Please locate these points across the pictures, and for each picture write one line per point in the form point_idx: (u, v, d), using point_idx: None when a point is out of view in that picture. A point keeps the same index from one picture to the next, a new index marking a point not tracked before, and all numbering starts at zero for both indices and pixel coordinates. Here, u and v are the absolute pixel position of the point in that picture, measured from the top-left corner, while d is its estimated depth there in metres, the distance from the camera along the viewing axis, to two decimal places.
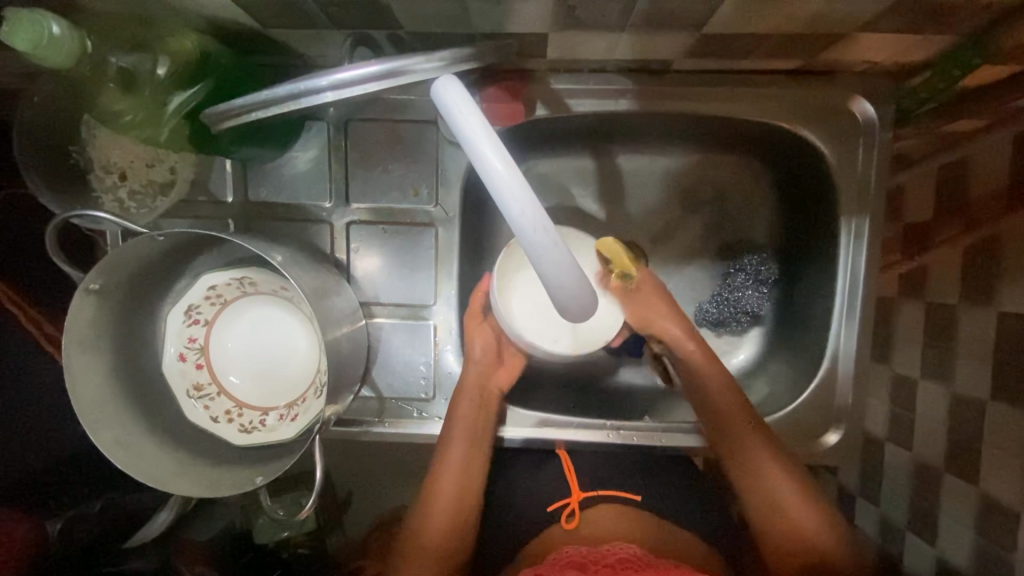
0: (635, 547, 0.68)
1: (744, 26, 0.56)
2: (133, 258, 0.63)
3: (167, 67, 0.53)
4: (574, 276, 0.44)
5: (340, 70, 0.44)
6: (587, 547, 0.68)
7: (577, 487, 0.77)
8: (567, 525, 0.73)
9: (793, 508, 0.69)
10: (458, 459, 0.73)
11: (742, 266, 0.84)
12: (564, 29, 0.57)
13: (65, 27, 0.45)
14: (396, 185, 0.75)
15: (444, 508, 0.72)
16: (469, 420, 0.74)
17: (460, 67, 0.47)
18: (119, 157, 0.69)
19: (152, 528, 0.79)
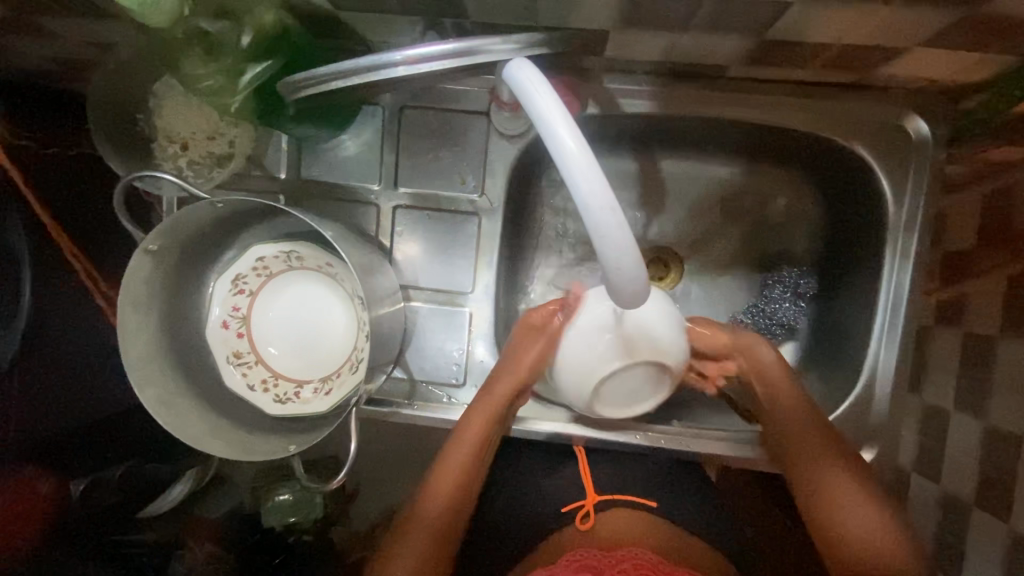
0: (646, 554, 0.68)
1: (804, 35, 0.57)
2: (189, 224, 0.65)
3: (251, 39, 0.57)
4: (633, 256, 0.41)
5: (415, 48, 0.46)
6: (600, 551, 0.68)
7: (593, 491, 0.77)
8: (581, 526, 0.75)
9: (855, 521, 0.61)
10: (478, 446, 0.71)
11: (778, 279, 0.84)
12: (626, 27, 0.58)
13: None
14: (443, 173, 0.76)
15: (447, 485, 0.70)
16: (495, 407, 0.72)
17: (534, 51, 0.48)
18: (182, 128, 0.73)
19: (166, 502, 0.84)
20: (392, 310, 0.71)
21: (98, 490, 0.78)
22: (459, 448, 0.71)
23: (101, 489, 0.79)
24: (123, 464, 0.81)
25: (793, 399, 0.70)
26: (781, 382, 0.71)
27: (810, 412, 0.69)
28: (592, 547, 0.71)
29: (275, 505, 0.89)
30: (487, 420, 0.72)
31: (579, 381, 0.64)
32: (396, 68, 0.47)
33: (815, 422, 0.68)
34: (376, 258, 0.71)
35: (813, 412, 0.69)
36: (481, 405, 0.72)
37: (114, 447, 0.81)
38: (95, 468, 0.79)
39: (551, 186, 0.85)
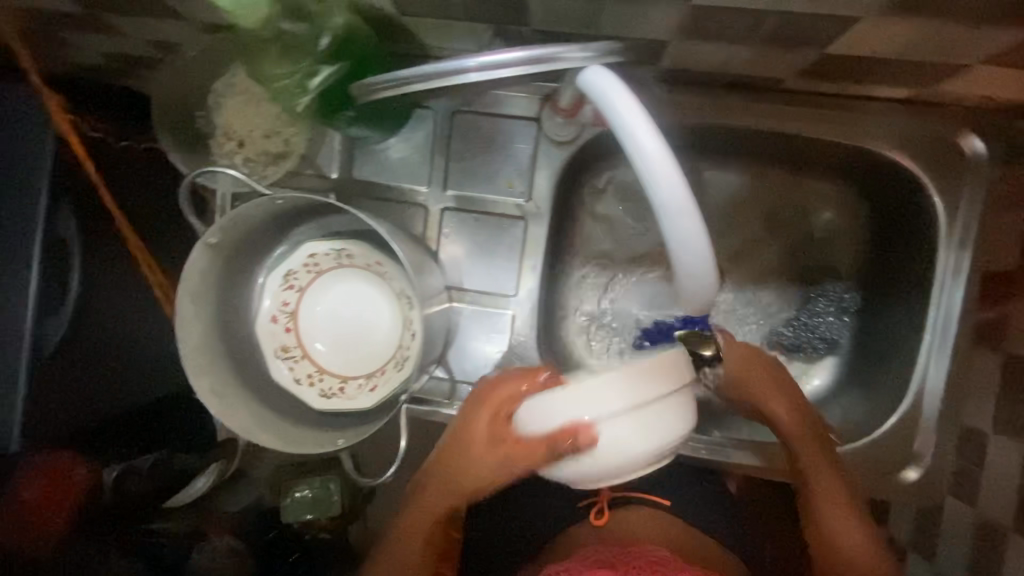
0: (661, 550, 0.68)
1: (860, 50, 0.57)
2: (247, 218, 0.67)
3: (329, 40, 0.58)
4: (707, 261, 0.42)
5: (489, 56, 0.48)
6: (617, 549, 0.68)
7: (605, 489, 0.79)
8: (595, 521, 0.77)
9: (860, 563, 0.64)
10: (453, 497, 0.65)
11: (823, 292, 0.83)
12: (687, 39, 0.59)
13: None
14: (492, 176, 0.77)
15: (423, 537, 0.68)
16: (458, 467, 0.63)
17: (609, 58, 0.48)
18: (241, 127, 0.76)
19: (190, 493, 0.92)
20: (435, 310, 0.72)
21: (129, 478, 0.79)
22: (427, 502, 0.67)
23: (132, 477, 0.79)
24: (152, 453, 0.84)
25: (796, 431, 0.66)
26: (788, 403, 0.66)
27: (811, 443, 0.66)
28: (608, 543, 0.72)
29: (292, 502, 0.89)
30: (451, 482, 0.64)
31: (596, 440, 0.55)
32: (472, 74, 0.49)
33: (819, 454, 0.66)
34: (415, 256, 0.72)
35: (817, 439, 0.67)
36: (451, 468, 0.64)
37: (140, 437, 0.82)
38: (124, 455, 0.79)
39: (593, 194, 0.85)
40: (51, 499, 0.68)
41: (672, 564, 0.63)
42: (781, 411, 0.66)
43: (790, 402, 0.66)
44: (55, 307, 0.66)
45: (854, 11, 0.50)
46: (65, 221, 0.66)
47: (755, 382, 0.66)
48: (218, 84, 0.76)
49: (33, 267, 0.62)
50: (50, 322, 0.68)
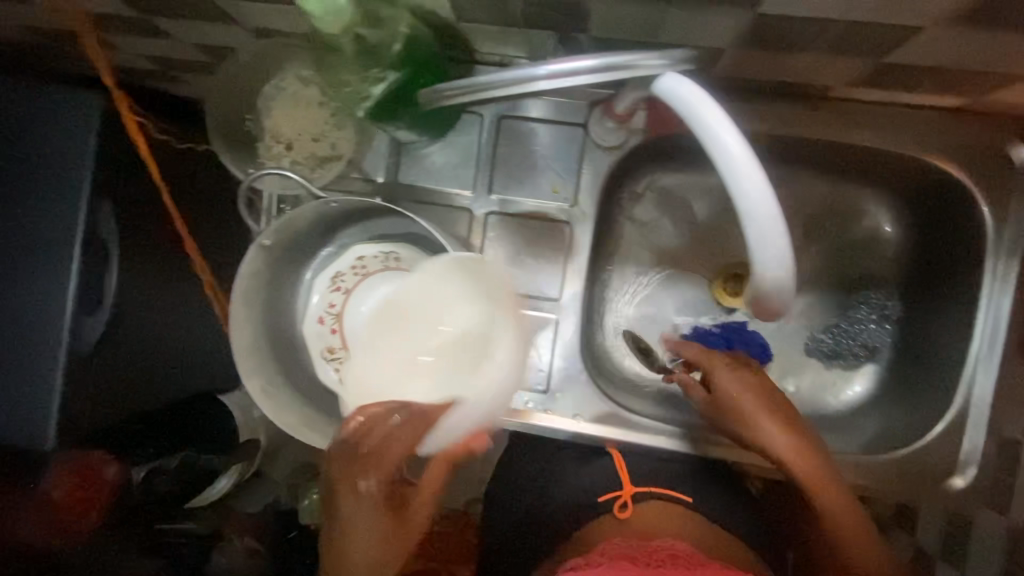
0: (683, 545, 0.64)
1: (915, 59, 0.58)
2: (301, 221, 0.68)
3: (400, 44, 0.59)
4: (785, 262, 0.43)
5: (560, 62, 0.48)
6: (637, 543, 0.64)
7: (629, 482, 0.74)
8: (618, 514, 0.72)
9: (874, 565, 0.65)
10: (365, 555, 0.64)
11: (866, 300, 0.83)
12: (744, 47, 0.59)
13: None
14: (539, 181, 0.78)
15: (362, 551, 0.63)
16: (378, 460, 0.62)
17: (683, 66, 0.48)
18: (288, 130, 0.76)
19: (213, 492, 0.97)
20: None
21: (157, 477, 0.87)
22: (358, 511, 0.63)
23: (160, 476, 0.87)
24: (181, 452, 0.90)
25: (792, 446, 0.67)
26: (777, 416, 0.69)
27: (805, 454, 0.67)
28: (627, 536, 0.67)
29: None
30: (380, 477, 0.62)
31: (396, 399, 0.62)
32: (544, 79, 0.49)
33: (814, 462, 0.66)
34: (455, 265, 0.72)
35: (813, 452, 0.67)
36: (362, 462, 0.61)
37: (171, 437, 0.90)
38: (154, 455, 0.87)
39: (631, 198, 0.85)
40: (76, 502, 0.76)
41: (695, 563, 0.59)
42: (764, 424, 0.68)
43: (778, 419, 0.69)
44: (95, 305, 0.69)
45: (918, 21, 0.51)
46: (106, 223, 0.68)
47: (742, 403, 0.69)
48: (268, 87, 0.77)
49: (73, 262, 0.65)
50: (91, 319, 0.68)
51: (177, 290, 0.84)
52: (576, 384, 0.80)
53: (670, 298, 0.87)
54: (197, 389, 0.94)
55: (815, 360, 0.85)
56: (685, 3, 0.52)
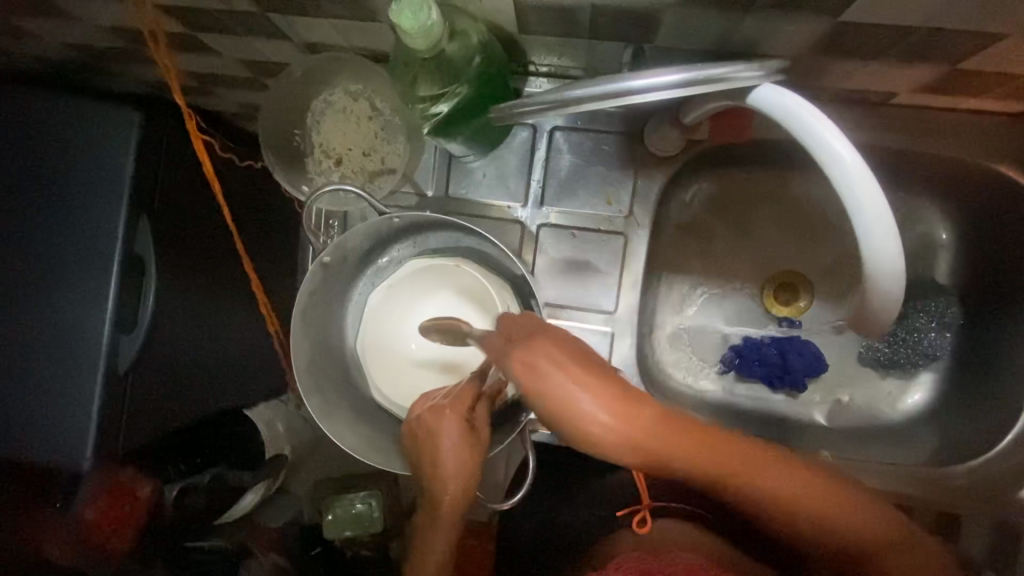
0: (692, 557, 0.67)
1: (991, 63, 0.56)
2: (357, 237, 0.67)
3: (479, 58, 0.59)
4: (895, 267, 0.48)
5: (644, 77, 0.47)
6: (652, 558, 0.67)
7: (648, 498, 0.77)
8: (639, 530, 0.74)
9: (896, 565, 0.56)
10: (451, 503, 0.62)
11: (924, 307, 0.82)
12: (815, 55, 0.58)
13: (439, 14, 0.45)
14: (592, 192, 0.77)
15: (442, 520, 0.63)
16: (456, 429, 0.62)
17: (775, 77, 0.49)
18: (339, 144, 0.76)
19: (241, 508, 1.00)
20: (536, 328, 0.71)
21: (190, 496, 0.86)
22: (442, 479, 0.61)
23: (193, 495, 0.87)
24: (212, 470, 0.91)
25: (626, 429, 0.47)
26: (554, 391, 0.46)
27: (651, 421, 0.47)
28: (640, 550, 0.70)
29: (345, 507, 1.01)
30: (458, 449, 0.61)
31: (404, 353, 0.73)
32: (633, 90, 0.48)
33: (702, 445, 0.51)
34: (509, 283, 0.71)
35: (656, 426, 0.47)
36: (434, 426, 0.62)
37: (203, 454, 0.90)
38: (187, 472, 0.86)
39: (679, 207, 0.84)
40: (106, 519, 0.72)
41: None
42: (586, 407, 0.46)
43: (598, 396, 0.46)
44: (134, 322, 0.67)
45: (1005, 29, 0.50)
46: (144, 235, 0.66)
47: (550, 391, 0.46)
48: (317, 102, 0.76)
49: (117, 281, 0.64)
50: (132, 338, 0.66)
51: (220, 306, 0.83)
52: None
53: (723, 309, 0.86)
54: (229, 405, 0.94)
55: (870, 369, 0.84)
56: (763, 12, 0.51)
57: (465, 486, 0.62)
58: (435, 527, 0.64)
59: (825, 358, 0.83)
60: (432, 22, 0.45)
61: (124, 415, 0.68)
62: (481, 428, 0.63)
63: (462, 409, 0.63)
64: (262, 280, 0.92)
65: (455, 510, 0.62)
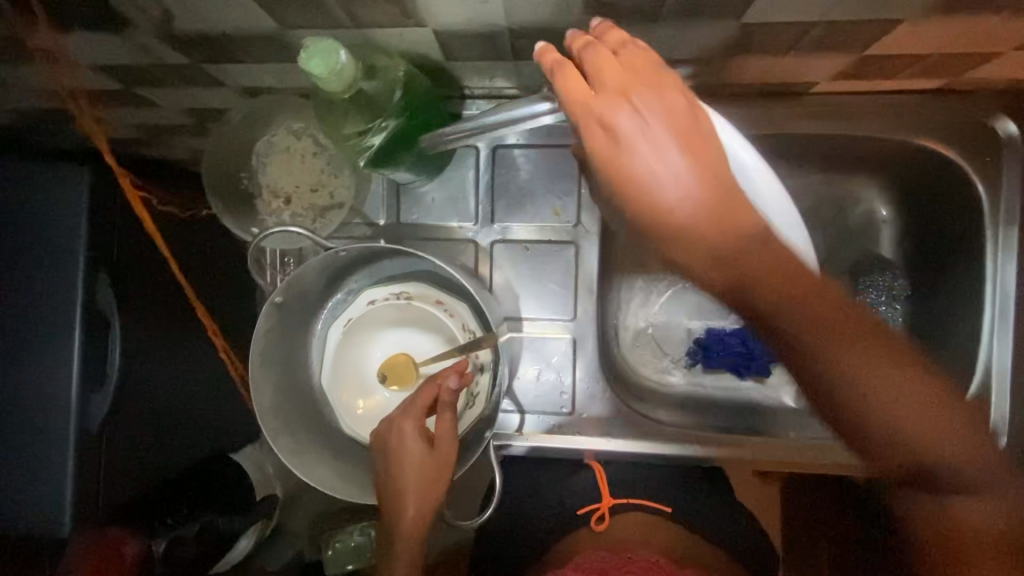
0: (649, 554, 0.82)
1: (894, 48, 0.59)
2: (308, 274, 0.68)
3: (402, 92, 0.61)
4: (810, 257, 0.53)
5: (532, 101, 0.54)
6: (610, 555, 0.82)
7: (606, 496, 0.87)
8: (596, 526, 0.87)
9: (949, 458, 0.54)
10: (410, 499, 0.65)
11: (871, 282, 0.84)
12: (730, 54, 0.60)
13: (348, 56, 0.47)
14: (539, 206, 0.79)
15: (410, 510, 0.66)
16: (418, 414, 0.66)
17: None
18: (286, 183, 0.77)
19: (236, 554, 0.99)
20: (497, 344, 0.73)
21: (178, 546, 0.87)
22: (405, 465, 0.65)
23: (181, 545, 0.87)
24: (200, 519, 0.91)
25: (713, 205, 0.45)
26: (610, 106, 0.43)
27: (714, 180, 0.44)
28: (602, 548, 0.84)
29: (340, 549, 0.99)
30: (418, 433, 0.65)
31: (370, 386, 0.74)
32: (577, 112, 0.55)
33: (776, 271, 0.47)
34: (468, 303, 0.72)
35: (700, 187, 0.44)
36: (401, 414, 0.66)
37: (188, 505, 0.89)
38: (172, 525, 0.86)
39: None
40: None
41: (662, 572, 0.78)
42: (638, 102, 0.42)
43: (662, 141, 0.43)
44: (100, 381, 0.65)
45: (899, 14, 0.52)
46: (104, 294, 0.65)
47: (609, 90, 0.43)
48: (259, 144, 0.77)
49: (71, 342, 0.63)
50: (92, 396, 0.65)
51: (189, 356, 0.83)
52: (598, 402, 0.81)
53: (683, 302, 0.87)
54: (215, 452, 0.94)
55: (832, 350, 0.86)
56: (670, 21, 0.54)
57: (425, 478, 0.65)
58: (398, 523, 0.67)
59: (786, 346, 0.86)
60: (342, 64, 0.47)
61: (100, 473, 0.67)
62: (441, 447, 0.65)
63: (435, 395, 0.66)
64: (227, 324, 0.91)
65: (412, 507, 0.65)
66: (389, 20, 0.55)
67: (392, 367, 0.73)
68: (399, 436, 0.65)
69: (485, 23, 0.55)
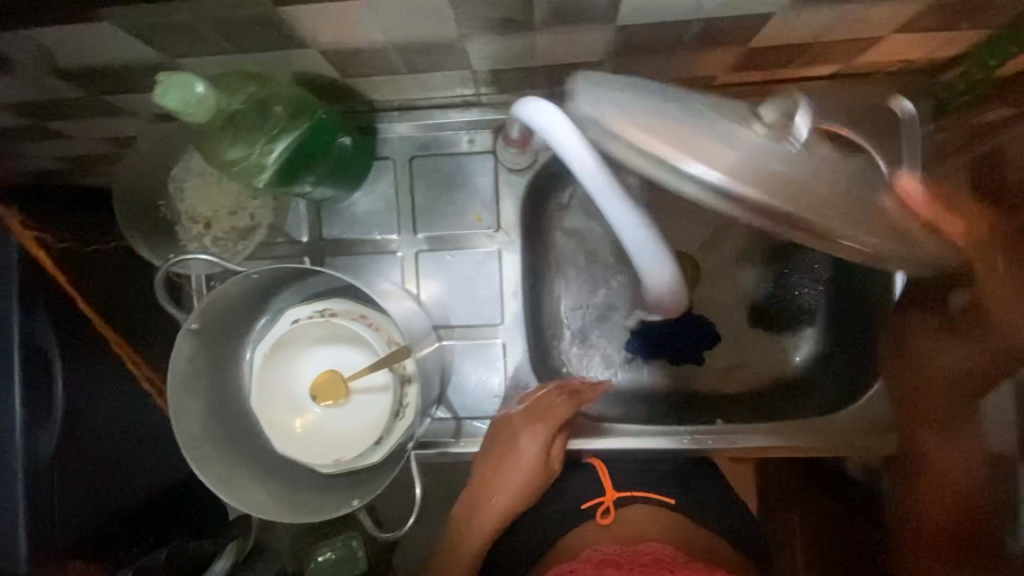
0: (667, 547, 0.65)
1: (779, 39, 0.60)
2: (227, 298, 0.68)
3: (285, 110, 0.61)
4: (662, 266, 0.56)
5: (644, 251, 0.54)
6: (621, 546, 0.66)
7: (611, 487, 0.72)
8: (602, 521, 0.70)
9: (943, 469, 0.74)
10: (507, 494, 0.71)
11: (795, 266, 0.86)
12: (619, 56, 0.62)
13: (207, 86, 0.48)
14: (459, 214, 0.80)
15: (503, 500, 0.71)
16: (555, 415, 0.74)
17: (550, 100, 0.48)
18: (203, 208, 0.76)
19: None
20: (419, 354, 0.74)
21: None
22: (521, 452, 0.72)
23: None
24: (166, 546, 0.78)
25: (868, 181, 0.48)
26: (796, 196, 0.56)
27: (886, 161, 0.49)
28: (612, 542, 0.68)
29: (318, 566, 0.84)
30: (544, 431, 0.73)
31: (300, 407, 0.73)
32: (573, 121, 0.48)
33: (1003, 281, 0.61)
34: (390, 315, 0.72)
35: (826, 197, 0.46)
36: (532, 410, 0.75)
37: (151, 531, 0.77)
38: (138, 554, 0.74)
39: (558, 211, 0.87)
40: None
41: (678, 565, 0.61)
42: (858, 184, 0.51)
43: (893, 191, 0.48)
44: (46, 415, 0.60)
45: (768, 8, 0.53)
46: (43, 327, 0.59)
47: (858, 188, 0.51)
48: (176, 170, 0.77)
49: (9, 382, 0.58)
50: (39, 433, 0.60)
51: None
52: None
53: (606, 293, 0.87)
54: None
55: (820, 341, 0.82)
56: (548, 29, 0.55)
57: (536, 476, 0.72)
58: (482, 506, 0.72)
59: (716, 334, 0.88)
60: (199, 96, 0.48)
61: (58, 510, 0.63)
62: (553, 462, 0.73)
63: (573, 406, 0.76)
64: None
65: (501, 504, 0.71)
66: (273, 44, 0.55)
67: (324, 385, 0.73)
68: (526, 423, 0.74)
69: (368, 42, 0.56)
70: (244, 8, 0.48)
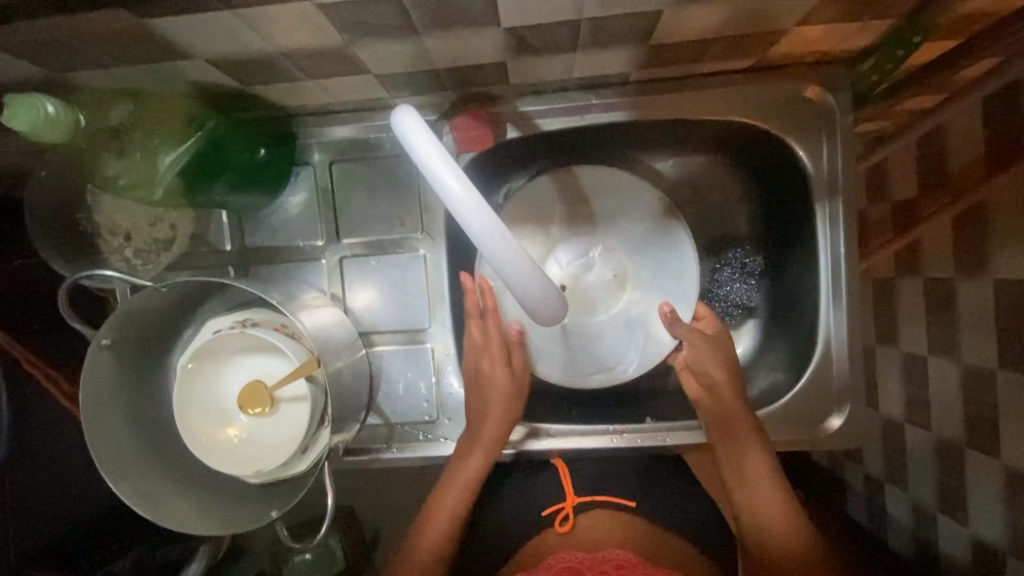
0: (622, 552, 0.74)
1: (678, 35, 0.59)
2: (141, 310, 0.67)
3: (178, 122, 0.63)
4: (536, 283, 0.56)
5: (522, 278, 0.54)
6: (583, 552, 0.75)
7: (571, 492, 0.81)
8: (561, 528, 0.80)
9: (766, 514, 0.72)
10: (490, 422, 0.77)
11: (726, 261, 0.88)
12: (519, 55, 0.60)
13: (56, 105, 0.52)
14: (383, 218, 0.79)
15: (484, 429, 0.77)
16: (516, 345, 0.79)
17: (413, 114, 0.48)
18: (124, 219, 0.72)
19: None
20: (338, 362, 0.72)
21: None
22: (493, 381, 0.77)
23: None
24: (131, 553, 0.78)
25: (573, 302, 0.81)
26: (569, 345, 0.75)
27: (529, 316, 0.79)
28: (574, 548, 0.77)
29: (296, 564, 0.88)
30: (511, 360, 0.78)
31: (222, 417, 0.72)
32: (438, 140, 0.48)
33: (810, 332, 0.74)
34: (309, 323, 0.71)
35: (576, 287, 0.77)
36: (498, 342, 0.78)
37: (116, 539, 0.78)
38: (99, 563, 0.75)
39: None
40: None
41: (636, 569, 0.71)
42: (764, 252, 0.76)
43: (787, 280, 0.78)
44: None
45: (652, 6, 0.52)
46: None
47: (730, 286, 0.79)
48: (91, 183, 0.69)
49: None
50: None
51: None
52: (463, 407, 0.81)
53: None
54: None
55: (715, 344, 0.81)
56: (430, 31, 0.53)
57: (509, 403, 0.77)
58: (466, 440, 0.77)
59: None
60: (53, 115, 0.52)
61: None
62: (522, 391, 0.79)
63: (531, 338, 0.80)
64: None
65: (490, 433, 0.76)
66: (152, 55, 0.54)
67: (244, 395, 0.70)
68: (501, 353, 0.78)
69: (252, 51, 0.55)
70: (110, 25, 0.47)
